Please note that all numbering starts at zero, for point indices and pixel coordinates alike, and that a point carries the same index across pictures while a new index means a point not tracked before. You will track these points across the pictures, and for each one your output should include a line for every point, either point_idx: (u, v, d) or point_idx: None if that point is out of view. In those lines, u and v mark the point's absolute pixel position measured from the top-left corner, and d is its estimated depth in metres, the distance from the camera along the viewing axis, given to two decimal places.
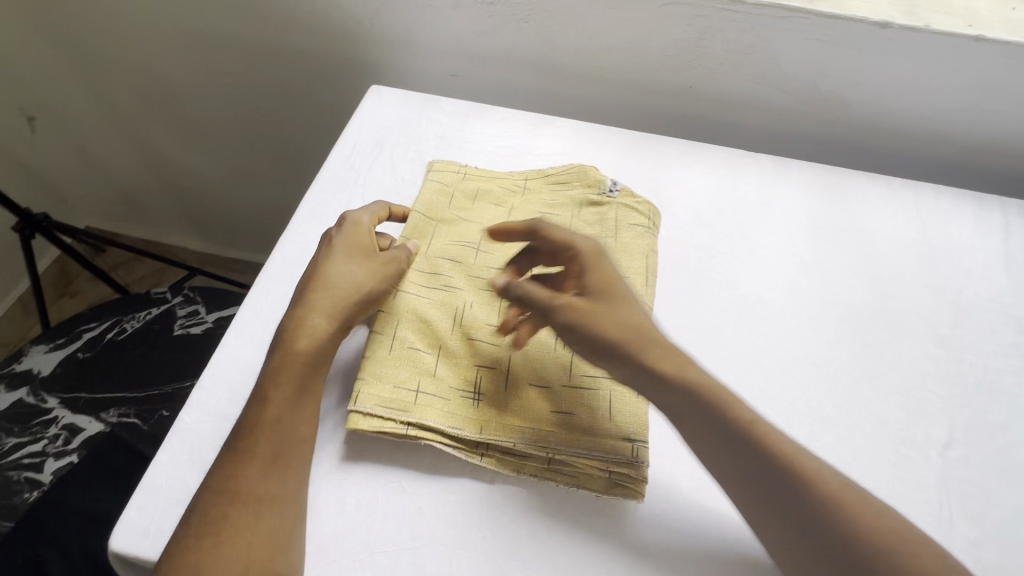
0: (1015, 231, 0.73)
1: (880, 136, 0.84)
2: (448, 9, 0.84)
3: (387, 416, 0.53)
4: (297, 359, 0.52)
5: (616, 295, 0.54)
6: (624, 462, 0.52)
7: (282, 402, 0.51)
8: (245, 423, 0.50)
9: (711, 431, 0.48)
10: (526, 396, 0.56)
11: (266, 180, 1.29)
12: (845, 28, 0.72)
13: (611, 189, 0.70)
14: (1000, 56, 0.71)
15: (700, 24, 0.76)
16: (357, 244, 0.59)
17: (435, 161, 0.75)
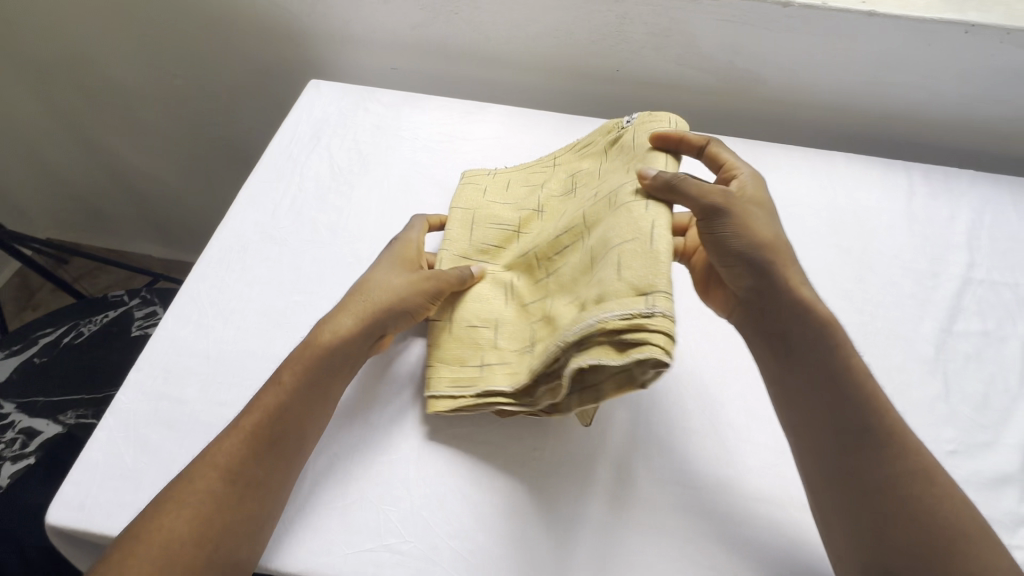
0: (918, 193, 0.79)
1: (796, 110, 0.89)
2: (381, 4, 0.87)
3: (456, 391, 0.56)
4: (317, 350, 0.55)
5: (766, 210, 0.57)
6: (628, 316, 0.45)
7: (288, 387, 0.53)
8: (252, 403, 0.53)
9: (810, 355, 0.52)
10: (558, 312, 0.53)
11: (220, 178, 1.29)
12: (748, 9, 0.77)
13: (628, 122, 0.65)
14: (897, 31, 0.75)
15: (618, 10, 0.81)
16: (402, 258, 0.63)
17: (469, 169, 0.76)
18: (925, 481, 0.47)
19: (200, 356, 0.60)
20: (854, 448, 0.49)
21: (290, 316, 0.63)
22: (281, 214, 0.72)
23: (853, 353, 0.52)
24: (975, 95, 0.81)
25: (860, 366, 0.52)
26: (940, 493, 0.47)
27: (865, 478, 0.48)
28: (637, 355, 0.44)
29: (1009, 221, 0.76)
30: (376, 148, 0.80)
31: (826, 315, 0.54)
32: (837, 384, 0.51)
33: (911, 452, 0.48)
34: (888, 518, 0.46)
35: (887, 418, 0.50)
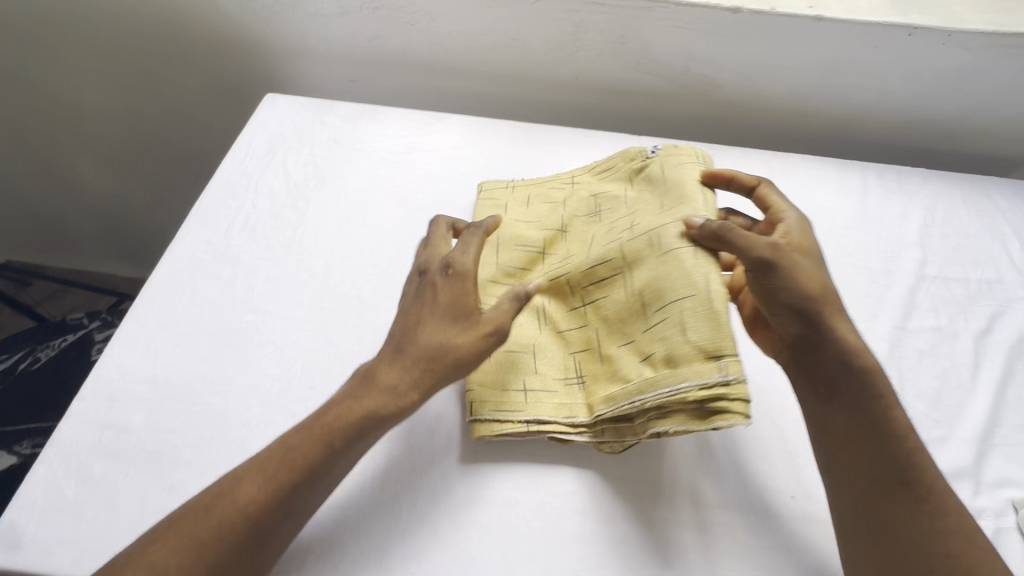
0: (871, 192, 0.80)
1: (752, 113, 0.91)
2: (336, 17, 0.87)
3: (504, 417, 0.54)
4: (375, 414, 0.47)
5: (817, 257, 0.54)
6: (706, 389, 0.47)
7: (337, 442, 0.46)
8: (275, 454, 0.46)
9: (852, 403, 0.48)
10: (616, 358, 0.54)
11: (182, 193, 1.26)
12: (699, 15, 0.77)
13: (653, 152, 0.65)
14: (844, 35, 0.77)
15: (572, 18, 0.81)
16: (463, 300, 0.51)
17: (486, 181, 0.76)
18: (965, 542, 0.44)
19: (147, 382, 0.58)
20: (892, 500, 0.46)
21: (241, 336, 0.62)
22: (234, 232, 0.71)
23: (898, 404, 0.48)
24: (922, 95, 0.83)
25: (904, 418, 0.48)
26: (977, 555, 0.44)
27: (896, 533, 0.45)
28: (720, 421, 0.47)
29: (959, 217, 0.78)
30: (333, 162, 0.79)
31: (875, 364, 0.49)
32: (874, 433, 0.47)
33: (950, 508, 0.45)
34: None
35: (927, 469, 0.46)
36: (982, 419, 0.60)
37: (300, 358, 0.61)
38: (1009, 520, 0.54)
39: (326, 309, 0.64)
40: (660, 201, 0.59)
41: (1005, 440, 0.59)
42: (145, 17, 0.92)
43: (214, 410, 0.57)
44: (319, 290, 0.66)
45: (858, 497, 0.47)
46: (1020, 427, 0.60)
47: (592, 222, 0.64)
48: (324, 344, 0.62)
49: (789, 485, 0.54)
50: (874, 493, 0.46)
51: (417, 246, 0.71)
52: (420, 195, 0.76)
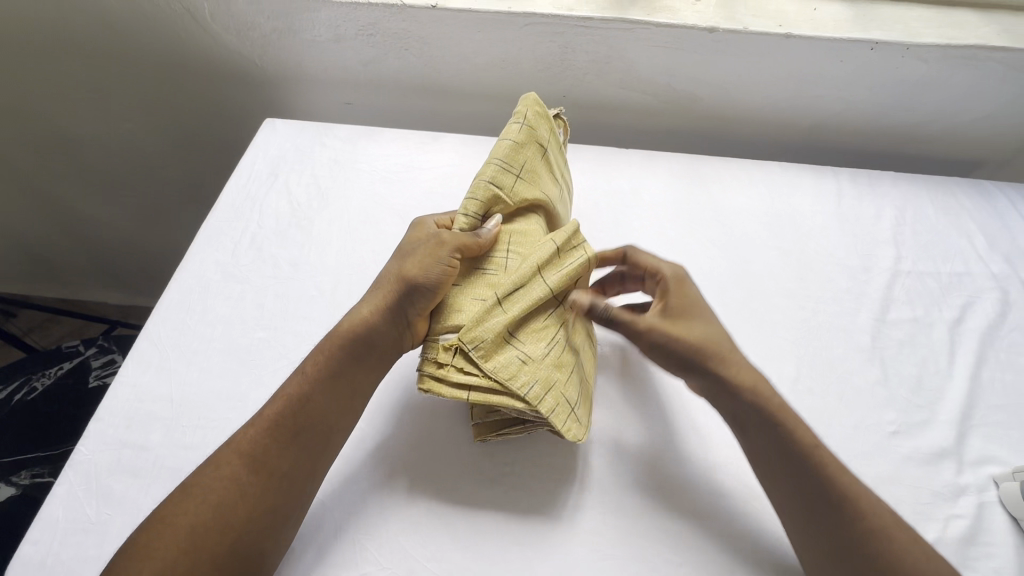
0: (846, 195, 0.85)
1: (731, 124, 0.96)
2: (332, 43, 0.90)
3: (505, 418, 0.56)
4: (338, 339, 0.53)
5: (699, 306, 0.60)
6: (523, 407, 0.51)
7: (309, 384, 0.51)
8: (239, 434, 0.49)
9: (768, 445, 0.53)
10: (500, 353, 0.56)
11: (178, 218, 1.26)
12: (679, 35, 0.82)
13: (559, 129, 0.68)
14: (813, 51, 0.82)
15: (560, 40, 0.85)
16: (413, 239, 0.59)
17: None
18: (889, 536, 0.47)
19: (164, 401, 0.59)
20: (817, 516, 0.49)
21: (254, 353, 0.64)
22: (241, 252, 0.73)
23: (797, 422, 0.53)
24: (887, 102, 0.89)
25: (809, 436, 0.52)
26: (904, 548, 0.47)
27: (835, 545, 0.48)
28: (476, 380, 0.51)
29: (929, 216, 0.83)
30: (334, 183, 0.81)
31: (770, 396, 0.54)
32: (790, 463, 0.51)
33: (871, 514, 0.48)
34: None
35: (839, 477, 0.50)
36: (961, 402, 0.64)
37: None
38: (990, 494, 0.57)
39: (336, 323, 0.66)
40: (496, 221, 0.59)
41: (983, 420, 0.63)
42: (142, 46, 0.95)
43: (232, 425, 0.58)
44: (329, 304, 0.68)
45: (800, 530, 0.50)
46: (996, 407, 0.64)
47: None
48: None
49: None
50: (810, 519, 0.49)
51: None
52: (421, 211, 0.79)
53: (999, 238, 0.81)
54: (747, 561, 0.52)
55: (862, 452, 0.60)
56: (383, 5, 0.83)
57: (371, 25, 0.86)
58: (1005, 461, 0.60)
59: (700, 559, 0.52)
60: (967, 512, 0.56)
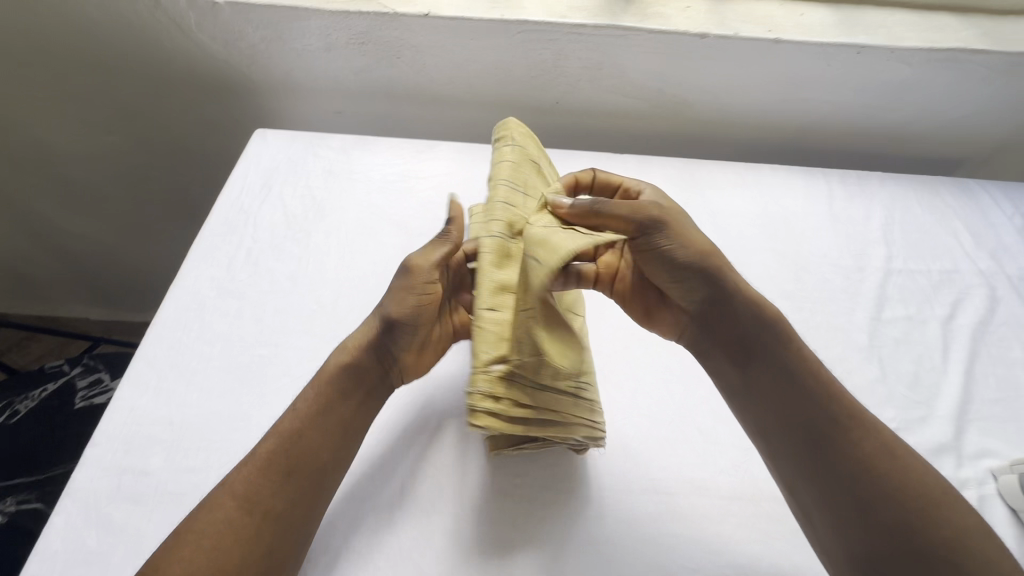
0: (837, 196, 0.87)
1: (723, 129, 0.97)
2: (322, 52, 0.89)
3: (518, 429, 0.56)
4: (327, 375, 0.53)
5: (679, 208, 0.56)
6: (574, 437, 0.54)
7: (302, 419, 0.50)
8: (235, 470, 0.48)
9: (776, 356, 0.52)
10: None
11: (164, 231, 1.23)
12: (672, 40, 0.83)
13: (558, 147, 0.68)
14: (800, 55, 0.84)
15: (553, 47, 0.86)
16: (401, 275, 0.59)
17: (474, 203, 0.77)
18: (897, 464, 0.45)
19: (163, 424, 0.58)
20: (822, 446, 0.47)
21: (255, 371, 0.62)
22: (237, 268, 0.71)
23: (799, 345, 0.52)
24: (872, 105, 0.91)
25: (815, 363, 0.51)
26: (912, 472, 0.45)
27: (841, 463, 0.46)
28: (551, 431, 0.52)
29: (917, 215, 0.85)
30: (330, 194, 0.80)
31: (774, 316, 0.53)
32: (793, 374, 0.50)
33: (874, 428, 0.47)
34: (869, 513, 0.44)
35: (840, 396, 0.49)
36: (957, 397, 0.65)
37: None
38: (990, 487, 0.59)
39: (338, 337, 0.65)
40: None
41: (979, 414, 0.64)
42: (124, 57, 0.93)
43: (235, 446, 0.57)
44: (330, 319, 0.67)
45: (806, 451, 0.48)
46: (990, 401, 0.66)
47: None
48: None
49: None
50: (814, 434, 0.48)
51: None
52: (419, 220, 0.78)
53: (984, 235, 0.84)
54: (760, 563, 0.53)
55: None
56: (375, 13, 0.82)
57: (362, 33, 0.85)
58: (1002, 454, 0.61)
59: (715, 563, 0.52)
60: None
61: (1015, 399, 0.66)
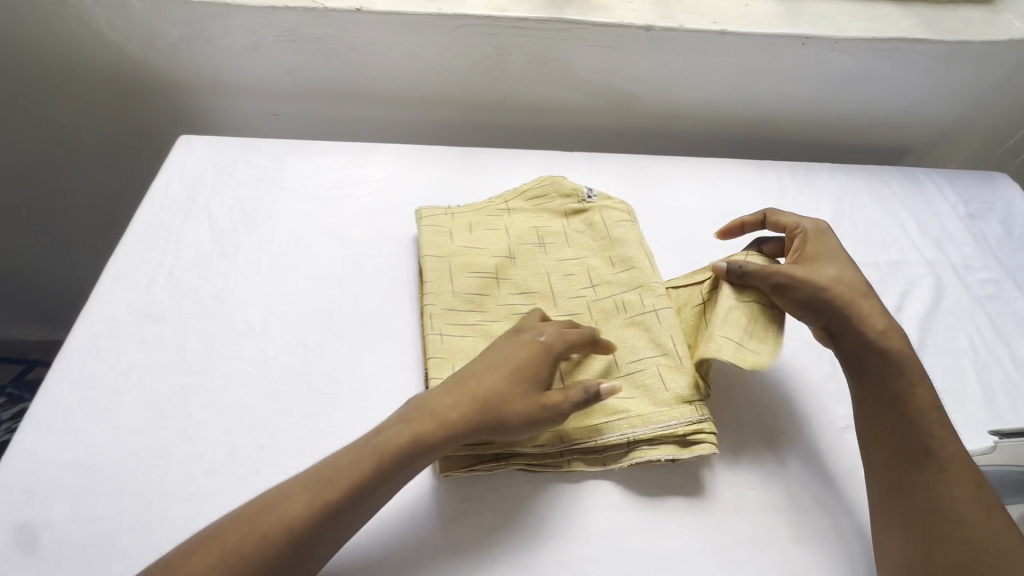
0: (788, 188, 0.86)
1: (674, 123, 0.95)
2: (249, 50, 0.83)
3: (471, 452, 0.53)
4: (412, 442, 0.48)
5: (829, 255, 0.60)
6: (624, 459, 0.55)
7: (382, 467, 0.47)
8: (287, 499, 0.45)
9: (890, 390, 0.53)
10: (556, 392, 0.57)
11: (76, 250, 1.09)
12: (616, 34, 0.81)
13: (588, 196, 0.73)
14: (746, 46, 0.82)
15: (495, 42, 0.82)
16: (514, 357, 0.53)
17: (420, 209, 0.73)
18: (972, 497, 0.49)
19: (70, 467, 0.52)
20: (913, 470, 0.50)
21: (176, 402, 0.57)
22: (157, 289, 0.65)
23: (920, 385, 0.53)
24: (819, 95, 0.91)
25: (926, 397, 0.53)
26: (984, 502, 0.49)
27: (931, 498, 0.49)
28: (700, 450, 0.55)
29: (865, 206, 0.85)
30: (261, 204, 0.75)
31: (899, 351, 0.54)
32: (906, 408, 0.52)
33: (975, 485, 0.49)
34: (936, 531, 0.48)
35: (950, 446, 0.51)
36: None
37: (245, 417, 0.57)
38: None
39: (269, 360, 0.61)
40: (606, 256, 0.67)
41: None
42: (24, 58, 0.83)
43: (154, 488, 0.52)
44: (259, 341, 0.62)
45: (902, 474, 0.50)
46: (936, 393, 0.66)
47: (537, 251, 0.68)
48: (270, 398, 0.58)
49: (748, 478, 0.57)
50: (915, 467, 0.50)
51: (360, 283, 0.69)
52: (358, 229, 0.74)
53: (929, 224, 0.84)
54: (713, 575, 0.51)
55: (816, 449, 0.60)
56: (303, 8, 0.77)
57: (291, 30, 0.80)
58: None
59: None
60: None
61: (960, 388, 0.66)
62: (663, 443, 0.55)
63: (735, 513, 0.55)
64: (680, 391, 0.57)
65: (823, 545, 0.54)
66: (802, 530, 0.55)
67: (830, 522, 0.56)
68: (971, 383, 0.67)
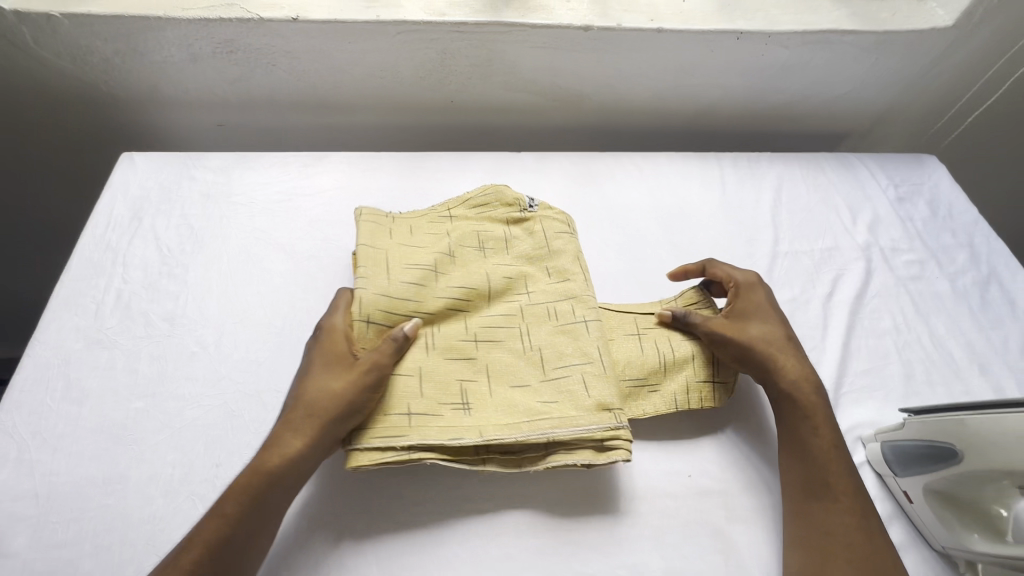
0: (729, 180, 0.89)
1: (621, 117, 0.97)
2: (188, 63, 0.82)
3: (389, 442, 0.54)
4: (274, 456, 0.52)
5: (755, 311, 0.67)
6: (540, 459, 0.57)
7: (261, 485, 0.51)
8: (197, 527, 0.49)
9: (798, 428, 0.60)
10: (483, 394, 0.59)
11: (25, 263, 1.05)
12: (556, 35, 0.82)
13: (530, 205, 0.74)
14: (684, 43, 0.84)
15: (436, 46, 0.82)
16: (331, 356, 0.58)
17: (360, 208, 0.71)
18: (858, 524, 0.55)
19: (27, 498, 0.54)
20: (813, 500, 0.56)
21: (131, 427, 0.58)
22: (105, 314, 0.66)
23: (823, 425, 0.60)
24: (757, 87, 0.94)
25: (826, 436, 0.59)
26: (867, 527, 0.55)
27: (821, 523, 0.55)
28: (616, 455, 0.57)
29: (802, 195, 0.89)
30: (209, 222, 0.75)
31: (808, 400, 0.61)
32: (807, 443, 0.59)
33: (861, 513, 0.55)
34: (825, 551, 0.54)
35: (841, 479, 0.57)
36: (834, 371, 0.70)
37: (201, 438, 0.58)
38: (859, 455, 0.64)
39: (222, 380, 0.62)
40: (544, 268, 0.69)
41: (852, 386, 0.69)
42: None
43: (113, 513, 0.54)
44: (212, 361, 0.64)
45: (800, 497, 0.57)
46: (861, 372, 0.71)
47: (476, 256, 0.69)
48: (225, 417, 0.60)
49: (687, 465, 0.61)
50: (812, 495, 0.57)
51: (311, 297, 0.70)
52: (308, 242, 0.75)
53: (862, 209, 0.89)
54: (653, 556, 0.56)
55: (750, 434, 0.64)
56: (237, 19, 0.76)
57: (228, 41, 0.79)
58: (872, 422, 0.66)
59: (609, 564, 0.55)
60: None
61: (883, 367, 0.71)
62: (580, 447, 0.57)
63: (674, 498, 0.59)
64: (602, 398, 0.59)
65: (754, 523, 0.59)
66: (735, 511, 0.59)
67: (761, 501, 0.60)
68: (893, 361, 0.72)
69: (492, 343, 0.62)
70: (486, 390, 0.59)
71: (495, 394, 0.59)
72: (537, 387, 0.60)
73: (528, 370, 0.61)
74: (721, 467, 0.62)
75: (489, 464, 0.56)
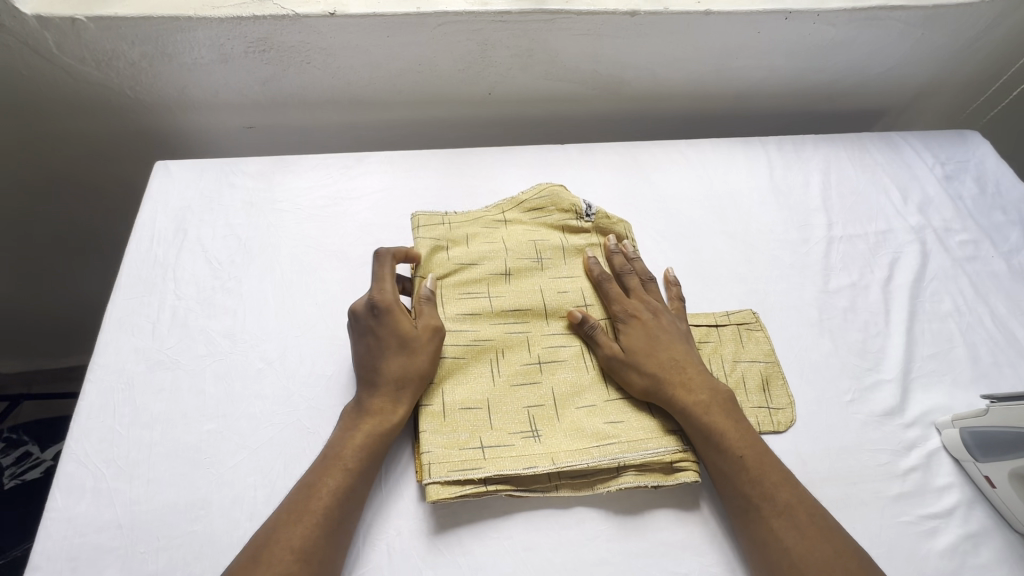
0: (776, 165, 0.88)
1: (659, 104, 0.95)
2: (217, 63, 0.78)
3: (462, 477, 0.53)
4: (377, 434, 0.54)
5: (651, 337, 0.62)
6: (610, 480, 0.56)
7: (369, 461, 0.53)
8: (317, 482, 0.51)
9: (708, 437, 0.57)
10: (550, 420, 0.58)
11: (54, 278, 1.02)
12: (601, 21, 0.79)
13: (587, 212, 0.72)
14: (730, 25, 0.82)
15: (478, 37, 0.79)
16: (401, 331, 0.57)
17: (416, 213, 0.70)
18: (799, 524, 0.52)
19: (111, 529, 0.52)
20: (748, 503, 0.53)
21: (206, 449, 0.57)
22: (163, 333, 0.64)
23: (729, 430, 0.57)
24: (800, 67, 0.92)
25: (736, 438, 0.56)
26: (802, 528, 0.51)
27: (764, 526, 0.52)
28: (684, 477, 0.56)
29: (851, 176, 0.88)
30: (255, 232, 0.72)
31: (715, 419, 0.57)
32: (722, 451, 0.56)
33: (791, 509, 0.52)
34: (775, 554, 0.51)
35: (760, 477, 0.54)
36: (901, 357, 0.70)
37: (279, 457, 0.57)
38: (934, 441, 0.64)
39: (292, 396, 0.61)
40: None
41: (920, 371, 0.69)
42: None
43: (201, 539, 0.52)
44: (280, 376, 0.62)
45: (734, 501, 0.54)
46: (927, 357, 0.71)
47: (534, 268, 0.67)
48: (300, 435, 0.58)
49: None
50: (748, 498, 0.54)
51: None
52: (360, 248, 0.72)
53: (911, 188, 0.88)
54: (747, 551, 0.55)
55: (827, 425, 0.64)
56: (273, 16, 0.72)
57: (262, 40, 0.75)
58: (943, 407, 0.67)
59: (705, 564, 0.54)
60: (919, 463, 0.62)
61: (948, 351, 0.71)
62: (650, 470, 0.57)
63: None
64: (664, 421, 0.60)
65: (841, 515, 0.58)
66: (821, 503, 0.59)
67: (847, 492, 0.60)
68: (958, 344, 0.72)
69: (555, 365, 0.61)
70: (553, 413, 0.59)
71: (562, 418, 0.59)
72: (603, 408, 0.60)
73: (592, 389, 0.61)
74: (802, 460, 0.61)
75: (561, 491, 0.56)
